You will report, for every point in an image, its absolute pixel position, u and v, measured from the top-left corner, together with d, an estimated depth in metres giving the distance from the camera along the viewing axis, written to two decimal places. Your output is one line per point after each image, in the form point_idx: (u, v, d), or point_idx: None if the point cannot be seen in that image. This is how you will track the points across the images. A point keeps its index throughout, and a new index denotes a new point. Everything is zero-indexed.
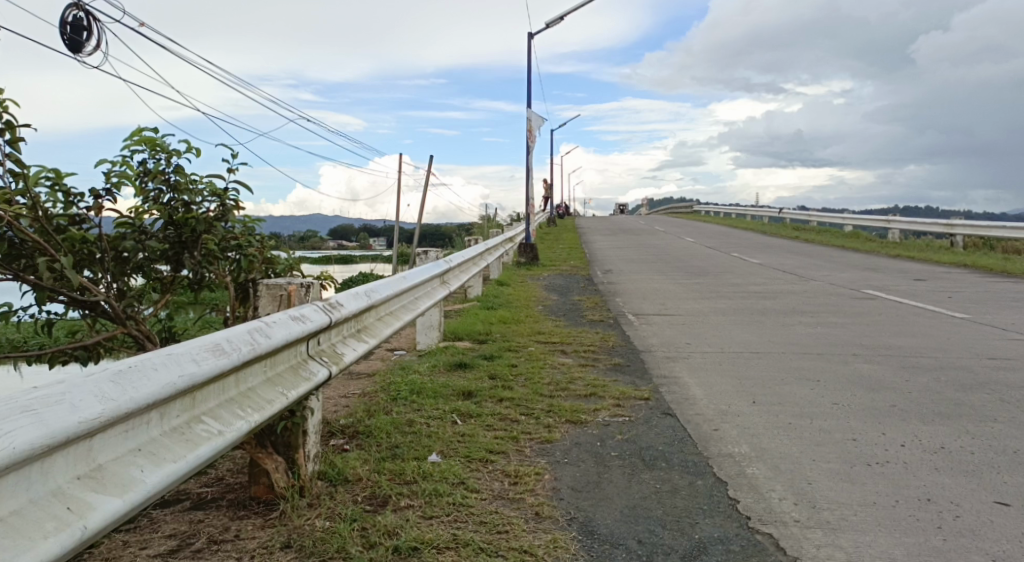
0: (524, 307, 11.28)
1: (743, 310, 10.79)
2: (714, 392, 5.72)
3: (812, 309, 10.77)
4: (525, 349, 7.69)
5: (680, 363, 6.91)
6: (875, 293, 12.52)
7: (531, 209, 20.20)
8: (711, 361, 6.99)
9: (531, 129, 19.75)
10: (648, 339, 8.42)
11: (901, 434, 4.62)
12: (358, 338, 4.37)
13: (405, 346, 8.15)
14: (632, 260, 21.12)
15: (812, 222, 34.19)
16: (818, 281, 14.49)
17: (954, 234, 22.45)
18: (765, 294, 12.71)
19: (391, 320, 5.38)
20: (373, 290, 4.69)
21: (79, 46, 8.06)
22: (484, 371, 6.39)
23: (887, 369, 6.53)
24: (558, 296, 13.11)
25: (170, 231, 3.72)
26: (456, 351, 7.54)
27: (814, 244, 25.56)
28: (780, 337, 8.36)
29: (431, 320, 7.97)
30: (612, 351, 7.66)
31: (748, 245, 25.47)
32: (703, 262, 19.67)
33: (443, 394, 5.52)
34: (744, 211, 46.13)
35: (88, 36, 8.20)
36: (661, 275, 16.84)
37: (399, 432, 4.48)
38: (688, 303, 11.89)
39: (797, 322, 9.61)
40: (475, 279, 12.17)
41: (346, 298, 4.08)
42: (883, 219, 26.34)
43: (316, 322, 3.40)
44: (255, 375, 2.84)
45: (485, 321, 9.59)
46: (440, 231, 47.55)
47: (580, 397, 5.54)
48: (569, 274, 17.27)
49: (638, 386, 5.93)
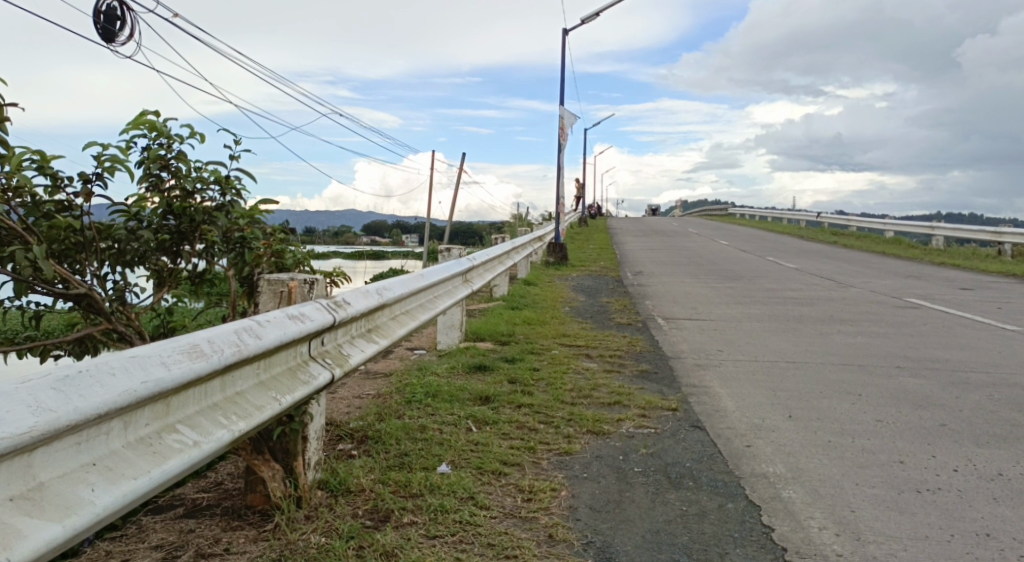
0: (552, 308, 11.02)
1: (778, 317, 10.42)
2: (746, 403, 5.41)
3: (850, 318, 10.36)
4: (549, 352, 7.43)
5: (710, 372, 6.61)
6: (917, 302, 12.06)
7: (562, 208, 19.92)
8: (744, 370, 6.68)
9: (564, 127, 19.48)
10: (679, 345, 8.12)
11: (949, 457, 4.28)
12: (369, 339, 4.13)
13: (425, 345, 7.93)
14: (664, 262, 20.75)
15: (851, 227, 33.47)
16: (858, 288, 14.05)
17: (1001, 242, 21.75)
18: (801, 301, 12.31)
19: (407, 319, 5.15)
20: (386, 287, 4.45)
21: (110, 36, 7.98)
22: (505, 375, 6.14)
23: (931, 384, 6.17)
24: (587, 298, 12.83)
25: (169, 221, 3.55)
26: (477, 353, 7.31)
27: (854, 250, 24.96)
28: (818, 346, 8.01)
29: (453, 319, 7.76)
30: (640, 356, 7.36)
31: (784, 249, 24.96)
32: (736, 266, 19.26)
33: (460, 398, 5.27)
34: (780, 215, 45.39)
35: (120, 25, 8.11)
36: (693, 277, 16.48)
37: (409, 438, 4.23)
38: (721, 307, 11.54)
39: (835, 331, 9.23)
40: (502, 278, 11.94)
41: (354, 295, 3.83)
42: (925, 226, 25.64)
43: (316, 322, 3.15)
44: (245, 378, 2.59)
45: (510, 322, 9.34)
46: (471, 228, 47.42)
47: (604, 406, 5.27)
48: (599, 275, 16.97)
49: (666, 395, 5.64)
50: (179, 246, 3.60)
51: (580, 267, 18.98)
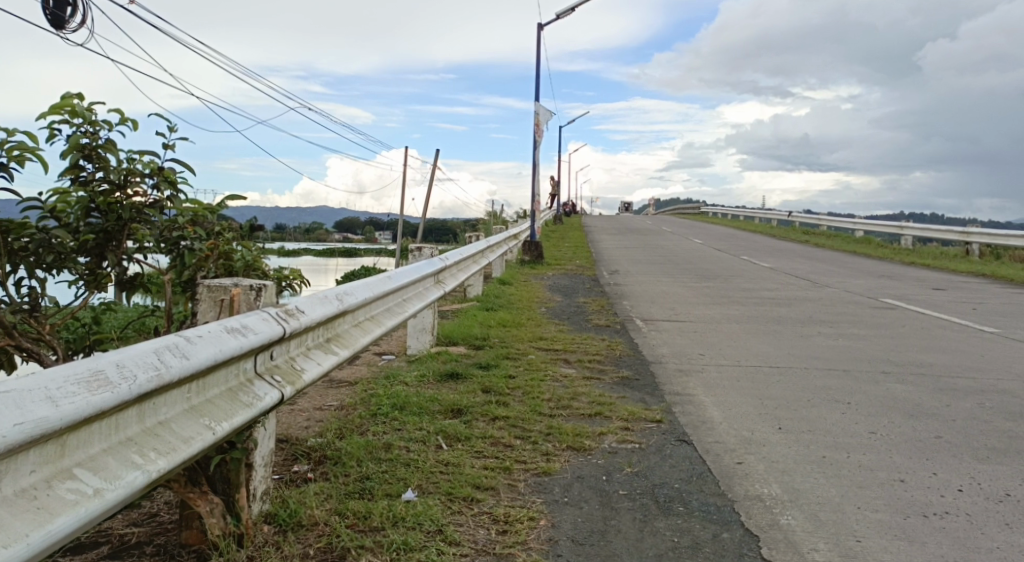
0: (527, 309, 10.66)
1: (757, 319, 10.15)
2: (733, 414, 5.10)
3: (830, 319, 10.12)
4: (525, 357, 7.07)
5: (693, 378, 6.29)
6: (894, 303, 11.87)
7: (536, 206, 19.55)
8: (728, 376, 6.37)
9: (539, 123, 19.12)
10: (658, 348, 7.80)
11: (953, 475, 3.99)
12: (328, 349, 3.74)
13: (394, 349, 7.55)
14: (639, 261, 20.48)
15: (822, 226, 33.51)
16: (834, 288, 13.86)
17: (970, 242, 21.78)
18: (778, 301, 12.07)
19: (373, 325, 4.76)
20: (347, 291, 4.07)
21: (60, 22, 7.46)
22: (478, 383, 5.78)
23: (921, 391, 5.91)
24: (562, 298, 12.48)
25: (95, 220, 3.21)
26: (448, 358, 6.94)
27: (827, 249, 24.91)
28: (800, 350, 7.73)
29: (423, 323, 7.38)
30: (620, 361, 7.04)
31: (758, 248, 24.82)
32: (712, 265, 19.05)
33: (429, 410, 4.91)
34: (752, 214, 45.47)
35: (71, 10, 7.60)
36: (669, 277, 16.22)
37: (372, 459, 3.86)
38: (698, 308, 11.26)
39: (817, 333, 8.98)
40: (475, 277, 11.57)
41: (310, 302, 3.45)
42: (896, 225, 25.66)
43: (262, 334, 2.77)
44: (170, 404, 2.24)
45: (484, 324, 8.98)
46: (444, 225, 46.92)
47: (583, 418, 4.92)
48: (573, 275, 16.64)
49: (648, 405, 5.31)
50: (106, 249, 3.26)
51: (554, 266, 18.64)
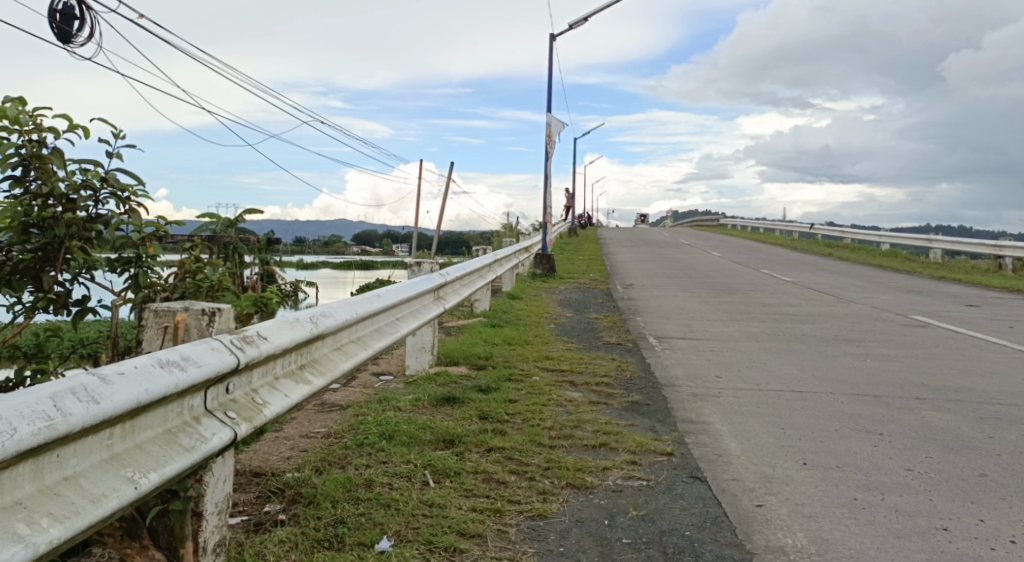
0: (535, 326, 10.26)
1: (776, 337, 9.70)
2: (750, 446, 4.68)
3: (854, 338, 9.66)
4: (529, 379, 6.68)
5: (708, 404, 5.86)
6: (922, 320, 11.37)
7: (549, 218, 19.19)
8: (746, 401, 5.93)
9: (552, 134, 18.80)
10: (672, 369, 7.38)
11: (1001, 522, 3.57)
12: (299, 379, 3.33)
13: (393, 369, 7.18)
14: (655, 274, 20.04)
15: (843, 238, 32.89)
16: (859, 304, 13.36)
17: (1001, 256, 21.16)
18: (800, 318, 11.59)
19: (358, 349, 4.37)
20: (322, 313, 3.66)
21: (65, 36, 7.18)
22: (476, 409, 5.40)
23: (956, 420, 5.47)
24: (574, 313, 12.07)
25: (34, 238, 3.19)
26: (448, 380, 6.56)
27: (849, 263, 24.35)
28: (824, 372, 7.28)
29: (423, 341, 7.03)
30: (630, 384, 6.63)
31: (778, 262, 24.30)
32: (730, 279, 18.58)
33: (419, 440, 4.53)
34: (772, 226, 44.82)
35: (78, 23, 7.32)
36: (686, 291, 15.76)
37: (350, 499, 3.46)
38: (715, 325, 10.82)
39: (840, 353, 8.52)
40: (483, 292, 11.21)
41: (278, 325, 3.04)
42: (923, 238, 25.01)
43: (212, 366, 2.37)
44: (77, 457, 1.86)
45: (489, 342, 8.60)
46: (458, 237, 46.62)
47: (586, 449, 4.53)
48: (587, 289, 16.24)
49: (659, 434, 4.92)
50: (45, 268, 3.24)
51: (568, 279, 18.25)
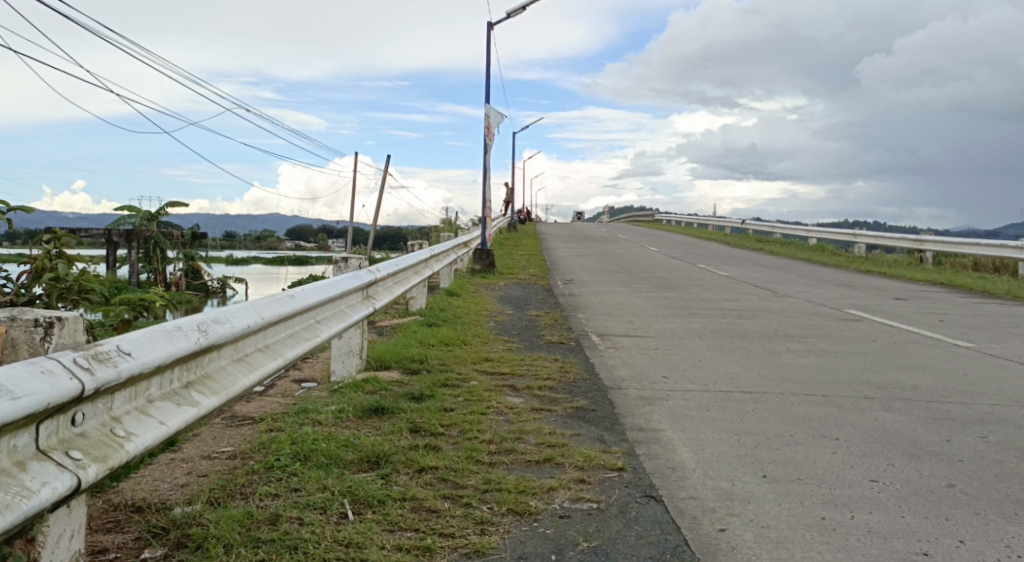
0: (473, 324, 9.74)
1: (718, 334, 9.36)
2: (705, 457, 4.27)
3: (797, 333, 9.37)
4: (466, 384, 6.17)
5: (657, 409, 5.45)
6: (859, 314, 11.21)
7: (487, 212, 18.70)
8: (697, 405, 5.54)
9: (490, 126, 18.33)
10: (616, 370, 6.94)
11: (984, 543, 3.20)
12: (182, 400, 2.85)
13: (317, 375, 6.62)
14: (594, 270, 19.74)
15: (774, 234, 33.18)
16: (796, 299, 13.21)
17: (923, 250, 21.35)
18: (741, 314, 11.32)
19: (270, 358, 3.86)
20: (218, 317, 3.17)
21: None
22: (405, 421, 4.89)
23: (914, 421, 5.14)
24: (513, 311, 11.60)
25: None
26: (377, 387, 6.03)
27: (782, 257, 24.43)
28: (772, 370, 6.94)
29: (351, 344, 6.49)
30: (573, 388, 6.17)
31: (715, 256, 24.24)
32: (669, 274, 18.37)
33: (338, 463, 4.02)
34: (705, 222, 45.10)
35: None
36: (625, 287, 15.42)
37: (248, 542, 2.98)
38: (657, 322, 10.46)
39: (784, 350, 8.21)
40: (419, 290, 10.68)
41: (147, 338, 2.57)
42: (850, 233, 25.22)
43: (36, 397, 1.91)
44: None
45: (424, 343, 8.07)
46: (395, 232, 45.72)
47: (529, 465, 4.06)
48: (526, 284, 15.78)
49: (607, 445, 4.48)
50: None
51: (506, 275, 17.79)
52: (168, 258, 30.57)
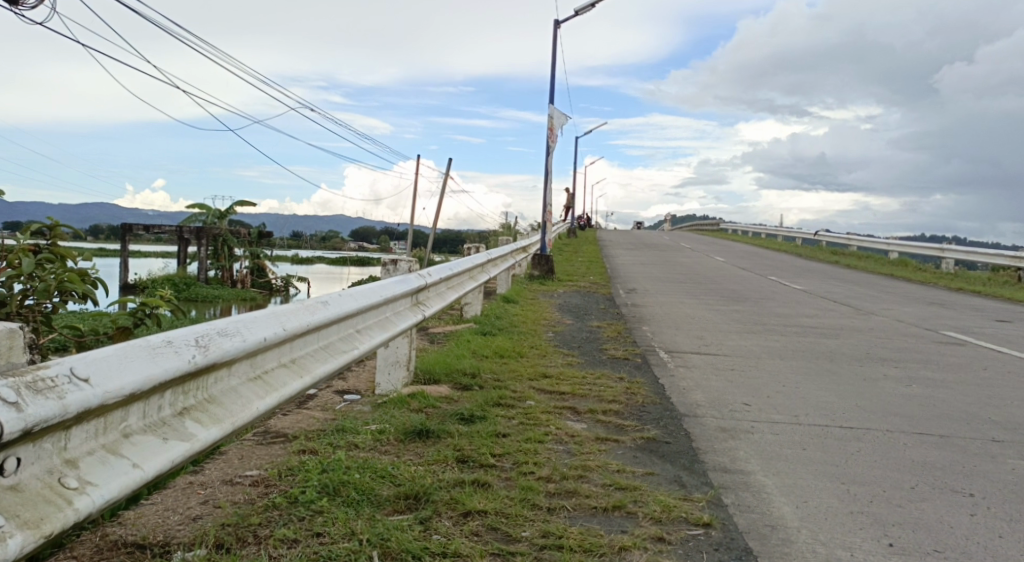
0: (530, 334, 9.11)
1: (800, 355, 8.53)
2: (808, 514, 3.56)
3: (891, 357, 8.48)
4: (522, 404, 5.54)
5: (742, 444, 4.73)
6: (958, 337, 10.21)
7: (548, 216, 18.06)
8: (787, 441, 4.80)
9: (553, 128, 17.71)
10: (690, 394, 6.22)
11: None
12: (172, 432, 2.29)
13: (361, 388, 6.08)
14: (658, 279, 18.91)
15: (849, 246, 31.70)
16: (881, 318, 12.23)
17: (1019, 267, 19.90)
18: (824, 332, 10.43)
19: (295, 377, 3.27)
20: (226, 329, 2.59)
21: None
22: (452, 449, 4.29)
23: None
24: (574, 320, 10.93)
25: None
26: (426, 404, 5.45)
27: (860, 271, 23.17)
28: (869, 401, 6.13)
29: (397, 354, 5.92)
30: (642, 413, 5.50)
31: (787, 269, 23.13)
32: (739, 286, 17.47)
33: (373, 501, 3.43)
34: (774, 232, 43.60)
35: None
36: (693, 298, 14.62)
37: None
38: (731, 338, 9.68)
39: (879, 377, 7.35)
40: (473, 295, 10.13)
41: (118, 358, 2.01)
42: (935, 248, 23.78)
43: None
44: None
45: (477, 353, 7.48)
46: (455, 235, 45.41)
47: (596, 514, 3.41)
48: (586, 293, 15.11)
49: (686, 490, 3.80)
50: None
51: (566, 282, 17.15)
52: (234, 255, 30.87)
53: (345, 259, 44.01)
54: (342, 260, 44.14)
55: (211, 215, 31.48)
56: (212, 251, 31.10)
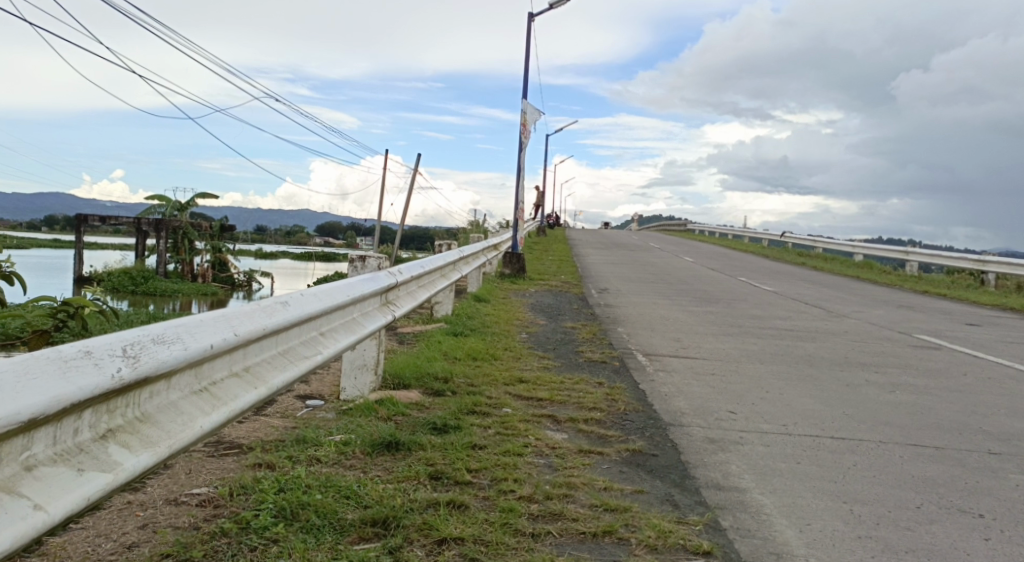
0: (503, 335, 8.77)
1: (780, 359, 8.28)
2: (814, 540, 3.26)
3: (871, 362, 8.26)
4: (498, 412, 5.20)
5: (734, 457, 4.44)
6: (935, 341, 10.05)
7: (519, 214, 17.72)
8: (780, 454, 4.52)
9: (525, 124, 17.37)
10: (672, 401, 5.92)
11: None
12: (89, 462, 1.93)
13: (325, 393, 5.71)
14: (629, 279, 18.67)
15: (816, 248, 31.77)
16: (856, 320, 12.07)
17: (984, 271, 19.97)
18: (800, 335, 10.21)
19: (247, 388, 2.89)
20: (163, 335, 2.22)
21: None
22: (423, 464, 3.93)
23: None
24: (547, 321, 10.60)
25: None
26: (394, 411, 5.09)
27: (828, 274, 23.15)
28: (857, 409, 5.87)
29: (364, 358, 5.55)
30: (624, 422, 5.19)
31: (757, 270, 23.03)
32: (710, 287, 17.28)
33: (335, 529, 3.08)
34: (741, 234, 43.71)
35: None
36: (665, 299, 14.37)
37: None
38: (708, 341, 9.42)
39: (863, 383, 7.11)
40: (444, 294, 9.75)
41: (16, 376, 1.65)
42: (902, 251, 23.83)
43: None
44: None
45: (448, 355, 7.12)
46: (422, 232, 44.85)
47: (584, 542, 3.08)
48: (557, 292, 14.80)
49: (679, 511, 3.49)
50: None
51: (536, 281, 16.83)
52: (195, 249, 30.09)
53: (310, 255, 43.28)
54: (307, 255, 43.37)
55: (171, 207, 30.68)
56: (172, 244, 30.29)
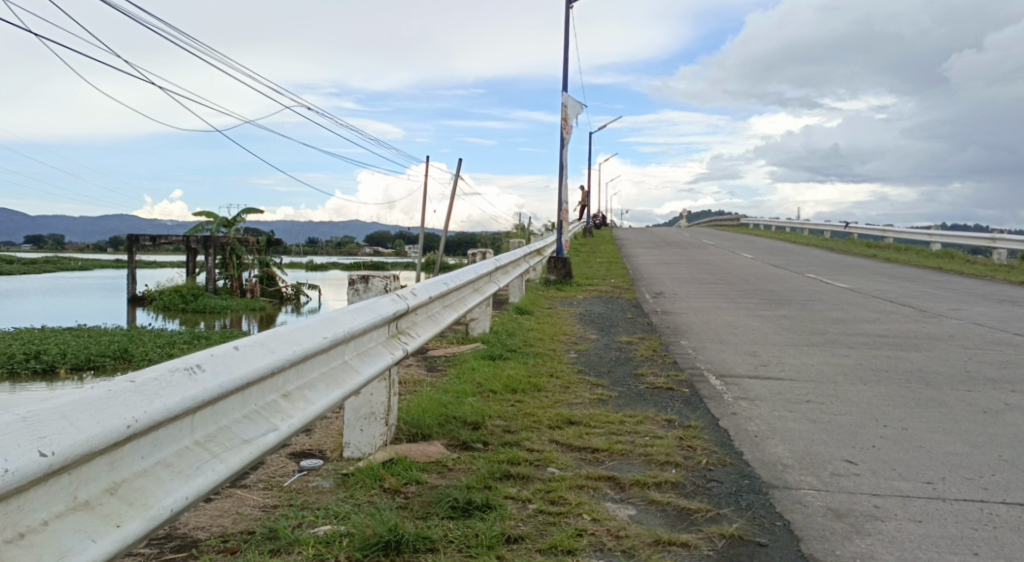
0: (549, 357, 7.54)
1: (884, 376, 6.85)
2: None
3: (999, 378, 6.78)
4: (542, 475, 3.96)
5: (878, 546, 3.12)
6: None
7: (565, 214, 16.50)
8: (942, 539, 3.18)
9: (569, 119, 16.15)
10: (768, 446, 4.62)
11: None
12: None
13: (325, 450, 4.55)
14: (686, 280, 17.26)
15: (885, 239, 29.58)
16: (957, 321, 10.49)
17: None
18: (898, 342, 8.75)
19: (102, 529, 1.72)
20: None
21: None
22: None
23: None
24: (598, 335, 9.32)
25: None
26: (406, 479, 3.88)
27: (903, 266, 21.29)
28: (1016, 452, 4.47)
29: (370, 406, 4.35)
30: (708, 482, 3.93)
31: (825, 265, 21.33)
32: (777, 286, 15.79)
33: None
34: (800, 227, 41.57)
35: None
36: (730, 302, 12.98)
37: None
38: (790, 354, 8.03)
39: (1002, 408, 5.67)
40: (482, 309, 8.55)
41: None
42: (986, 238, 21.76)
43: None
44: None
45: (483, 388, 5.90)
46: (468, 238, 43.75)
47: None
48: (609, 299, 13.51)
49: None
50: None
51: (587, 286, 15.58)
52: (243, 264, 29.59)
53: (356, 265, 42.55)
54: (355, 266, 42.78)
55: (217, 224, 30.34)
56: (221, 260, 29.89)
